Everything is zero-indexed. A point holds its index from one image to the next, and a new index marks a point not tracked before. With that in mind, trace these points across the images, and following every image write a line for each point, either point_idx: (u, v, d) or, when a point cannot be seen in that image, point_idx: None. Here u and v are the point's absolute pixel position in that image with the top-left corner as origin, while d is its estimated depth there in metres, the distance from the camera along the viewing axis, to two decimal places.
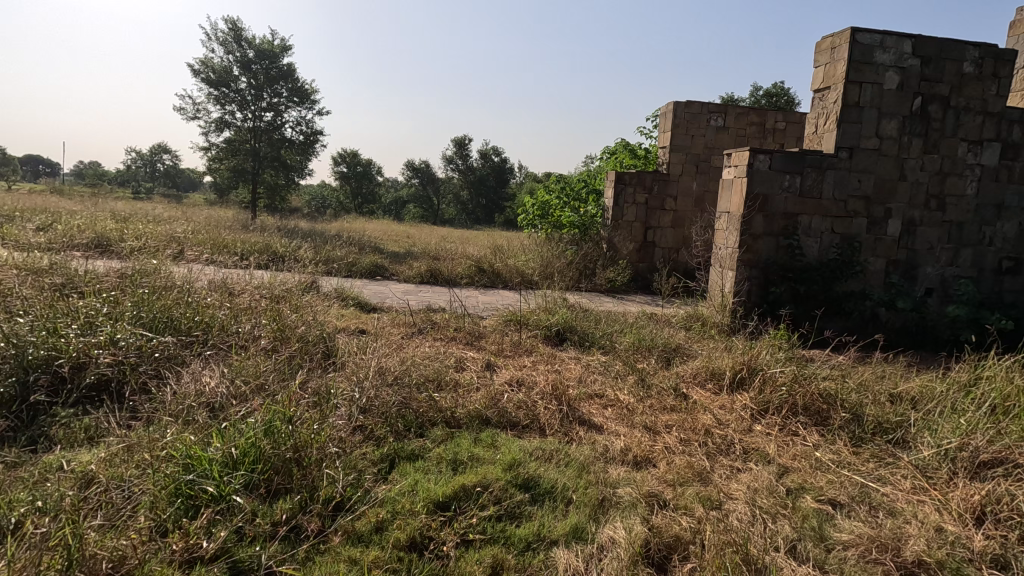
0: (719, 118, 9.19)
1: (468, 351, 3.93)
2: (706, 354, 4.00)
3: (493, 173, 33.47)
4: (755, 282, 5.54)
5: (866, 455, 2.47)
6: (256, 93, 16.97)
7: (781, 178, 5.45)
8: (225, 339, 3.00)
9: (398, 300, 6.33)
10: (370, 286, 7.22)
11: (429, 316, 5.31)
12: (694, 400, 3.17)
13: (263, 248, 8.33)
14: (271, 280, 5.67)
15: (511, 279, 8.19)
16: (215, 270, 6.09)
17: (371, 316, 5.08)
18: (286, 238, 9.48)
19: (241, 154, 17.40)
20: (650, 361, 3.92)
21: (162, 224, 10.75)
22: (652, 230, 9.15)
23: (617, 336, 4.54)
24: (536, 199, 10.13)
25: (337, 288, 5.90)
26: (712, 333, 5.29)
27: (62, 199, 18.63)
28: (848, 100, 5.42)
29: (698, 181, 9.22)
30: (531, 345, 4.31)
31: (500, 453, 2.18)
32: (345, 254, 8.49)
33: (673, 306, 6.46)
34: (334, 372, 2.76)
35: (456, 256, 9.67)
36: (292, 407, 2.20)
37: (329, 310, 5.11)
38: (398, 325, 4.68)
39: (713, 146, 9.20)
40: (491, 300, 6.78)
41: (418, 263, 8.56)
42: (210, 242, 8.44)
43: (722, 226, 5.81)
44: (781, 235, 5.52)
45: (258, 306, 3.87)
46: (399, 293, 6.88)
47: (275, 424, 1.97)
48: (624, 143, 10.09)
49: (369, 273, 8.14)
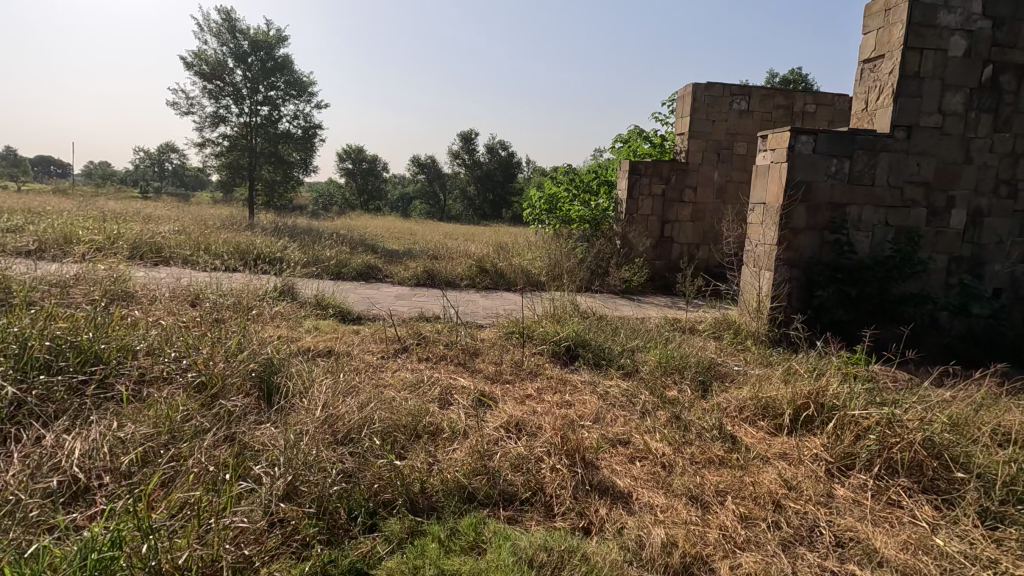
0: (743, 101, 8.37)
1: (458, 377, 3.22)
2: (750, 379, 3.25)
3: (501, 168, 32.66)
4: (797, 284, 4.77)
5: (1012, 546, 1.73)
6: (252, 86, 16.32)
7: (827, 162, 4.66)
8: (138, 375, 2.36)
9: (387, 308, 5.65)
10: (358, 290, 6.54)
11: (419, 327, 4.60)
12: (747, 447, 2.45)
13: (245, 248, 7.68)
14: (241, 288, 5.00)
15: (515, 280, 7.48)
16: (183, 277, 5.44)
17: (351, 328, 4.39)
18: (273, 236, 8.83)
19: (237, 150, 16.80)
20: (683, 387, 3.19)
21: (145, 224, 10.14)
22: (670, 224, 8.39)
23: (638, 353, 3.82)
24: (543, 192, 9.41)
25: (317, 295, 5.22)
26: (748, 345, 4.55)
27: (57, 199, 18.11)
28: (906, 70, 4.62)
29: (720, 171, 8.44)
30: (536, 366, 3.59)
31: (484, 565, 1.48)
32: (335, 254, 7.82)
33: (698, 311, 5.71)
34: (268, 423, 2.07)
35: (456, 255, 8.96)
36: (162, 504, 1.51)
37: (304, 322, 4.44)
38: (380, 341, 3.99)
39: (736, 131, 8.40)
40: (492, 306, 6.09)
41: (414, 264, 7.87)
42: (190, 243, 7.79)
43: (755, 219, 5.05)
44: (826, 230, 4.73)
45: (202, 324, 3.18)
46: (390, 299, 6.18)
47: (114, 552, 1.27)
48: (638, 130, 9.29)
49: (360, 276, 7.46)
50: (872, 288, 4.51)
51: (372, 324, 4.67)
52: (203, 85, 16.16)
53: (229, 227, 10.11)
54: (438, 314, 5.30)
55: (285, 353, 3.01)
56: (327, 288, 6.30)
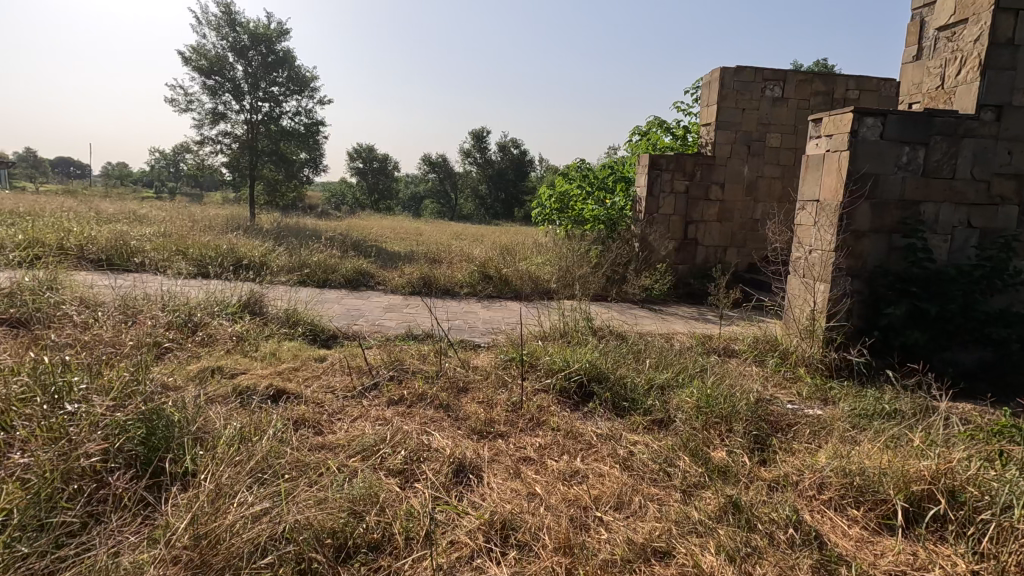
0: (777, 87, 7.49)
1: (435, 431, 2.45)
2: (821, 443, 2.46)
3: (513, 167, 31.88)
4: (860, 299, 3.93)
5: None
6: (252, 82, 15.73)
7: (897, 151, 3.81)
8: None
9: (372, 324, 4.90)
10: (343, 301, 5.81)
11: (401, 351, 3.85)
12: (846, 558, 1.68)
13: (223, 251, 6.98)
14: (196, 304, 4.28)
15: (522, 289, 6.73)
16: (137, 288, 4.75)
17: (318, 352, 3.64)
18: (258, 237, 8.12)
19: (236, 148, 16.19)
20: (733, 448, 2.39)
21: (129, 225, 9.50)
22: (694, 225, 7.58)
23: (669, 392, 3.02)
24: (553, 190, 8.60)
25: (287, 309, 4.48)
26: (801, 375, 3.73)
27: (58, 198, 17.73)
28: (998, 36, 3.75)
29: (750, 165, 7.61)
30: (540, 409, 2.82)
31: None
32: (323, 257, 7.09)
33: (733, 326, 4.89)
34: (123, 554, 1.39)
35: (458, 258, 8.20)
36: None
37: (263, 345, 3.70)
38: (348, 373, 3.23)
39: (769, 121, 7.54)
40: (493, 320, 5.32)
41: (410, 269, 7.12)
42: (168, 246, 7.14)
43: (805, 220, 4.22)
44: (895, 233, 3.89)
45: (103, 363, 2.46)
46: (378, 312, 5.45)
47: None
48: (658, 121, 8.45)
49: (350, 284, 6.72)
50: (957, 305, 3.65)
51: (346, 348, 3.92)
52: (202, 80, 15.57)
53: (216, 228, 9.43)
54: (429, 332, 4.54)
55: (201, 405, 2.26)
56: (306, 300, 5.57)
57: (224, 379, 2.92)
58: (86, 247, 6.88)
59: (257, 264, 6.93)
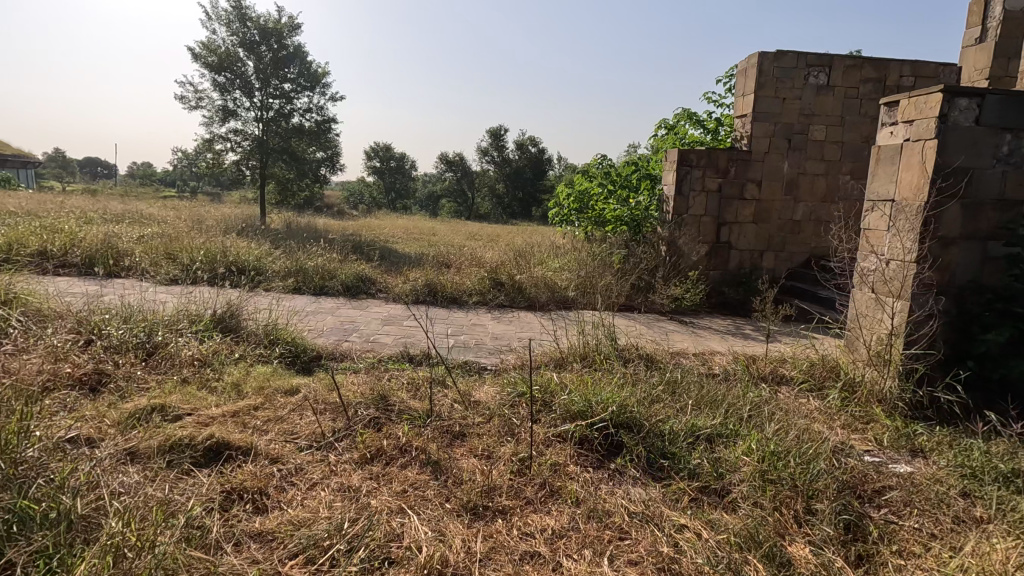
0: (822, 73, 6.73)
1: (414, 511, 1.85)
2: (940, 541, 1.80)
3: (530, 165, 31.18)
4: (946, 322, 3.23)
5: None
6: (263, 78, 15.37)
7: (997, 139, 3.10)
8: None
9: (364, 342, 4.32)
10: (338, 313, 5.25)
11: (389, 379, 3.25)
12: None
13: (215, 254, 6.48)
14: (161, 318, 3.74)
15: (537, 298, 6.11)
16: (104, 299, 4.25)
17: (290, 381, 3.07)
18: (256, 239, 7.63)
19: (247, 147, 15.85)
20: (817, 541, 1.75)
21: (128, 226, 9.11)
22: (728, 227, 6.89)
23: (719, 445, 2.38)
24: (572, 189, 7.94)
25: (266, 325, 3.93)
26: (874, 415, 3.06)
27: (72, 197, 17.61)
28: None
29: (791, 161, 6.87)
30: (553, 471, 2.20)
31: None
32: (321, 261, 6.56)
33: (782, 347, 4.21)
34: None
35: (468, 262, 7.61)
36: None
37: (227, 372, 3.14)
38: (319, 412, 2.65)
39: (812, 112, 6.79)
40: (502, 336, 4.71)
41: (415, 274, 6.55)
42: (157, 248, 6.67)
43: (875, 224, 3.52)
44: (992, 239, 3.18)
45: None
46: (375, 326, 4.88)
47: None
48: (687, 112, 7.69)
49: (348, 291, 6.16)
50: None
51: (327, 374, 3.34)
52: (212, 77, 15.24)
53: (216, 229, 8.98)
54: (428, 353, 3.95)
55: (99, 479, 1.69)
56: (295, 313, 5.03)
57: (162, 421, 2.36)
58: (71, 251, 6.45)
59: (250, 268, 6.42)
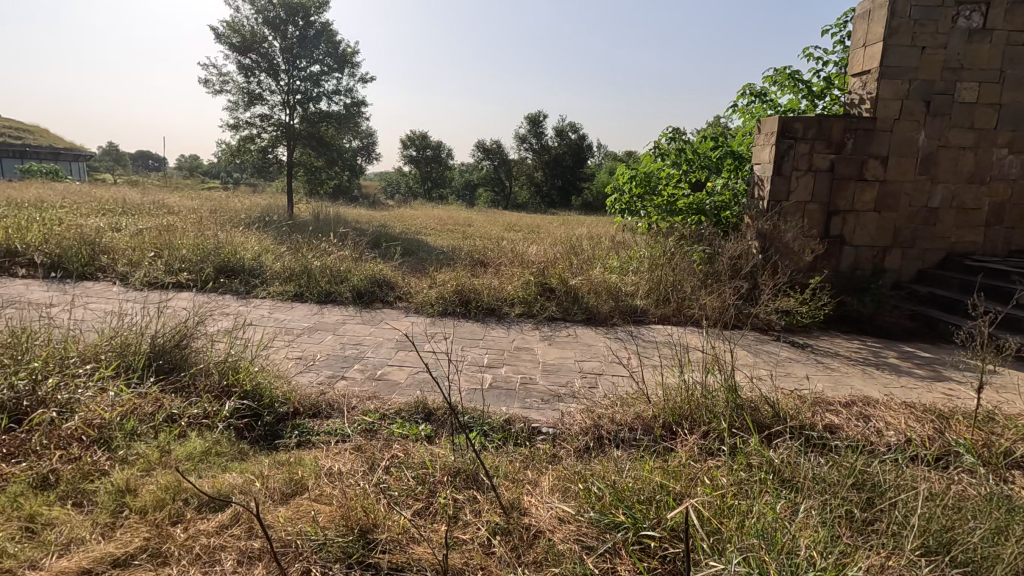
0: (975, 13, 5.08)
1: None
2: None
3: (570, 152, 29.55)
4: None
5: None
6: (289, 59, 14.38)
7: None
8: None
9: (367, 383, 3.09)
10: (341, 331, 4.04)
11: (386, 473, 2.00)
12: None
13: (204, 252, 5.38)
14: (70, 354, 2.59)
15: (596, 309, 4.79)
16: (18, 317, 3.14)
17: (220, 480, 1.85)
18: (260, 234, 6.52)
19: (272, 133, 14.91)
20: None
21: (128, 218, 8.16)
22: (841, 217, 5.39)
23: None
24: (635, 170, 6.53)
25: (223, 362, 2.73)
26: None
27: (99, 186, 17.10)
28: None
29: (928, 129, 5.28)
30: None
31: None
32: (329, 260, 5.37)
33: (988, 404, 2.78)
34: None
35: (509, 261, 6.32)
36: None
37: (127, 461, 1.95)
38: (241, 575, 1.42)
39: (960, 65, 5.17)
40: (557, 374, 3.39)
41: (443, 277, 5.29)
42: (138, 245, 5.60)
43: None
44: None
45: None
46: (387, 352, 3.65)
47: None
48: (789, 70, 6.07)
49: (360, 299, 4.95)
50: None
51: (291, 458, 2.11)
52: (237, 58, 14.33)
53: (222, 221, 7.95)
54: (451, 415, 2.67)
55: None
56: (285, 336, 3.84)
57: None
58: (40, 248, 5.45)
59: (244, 271, 5.29)
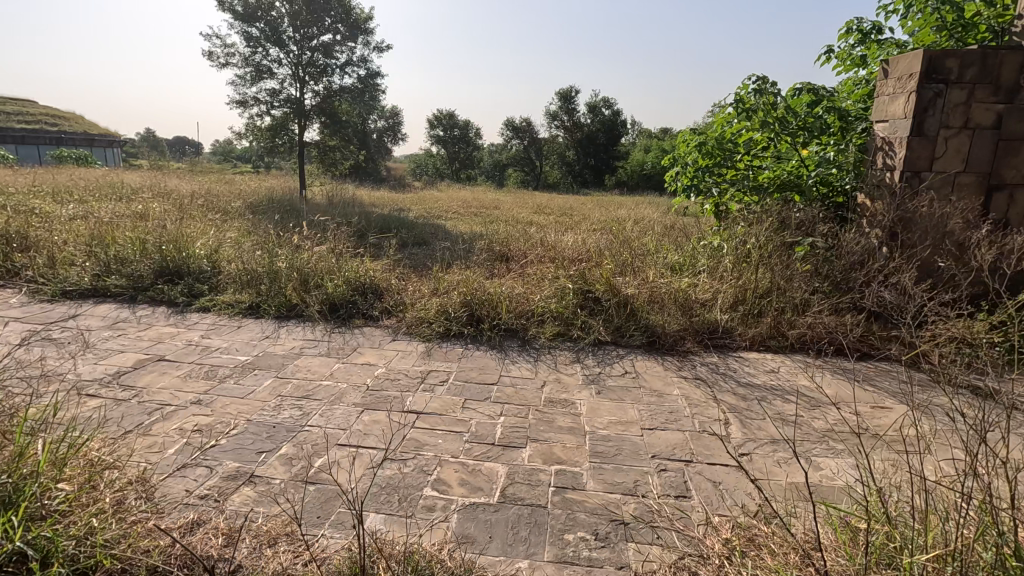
0: None
1: None
2: None
3: (604, 129, 27.61)
4: None
5: None
6: (298, 26, 13.05)
7: None
8: None
9: (287, 493, 1.78)
10: (289, 372, 2.74)
11: None
12: None
13: (142, 250, 4.16)
14: None
15: (659, 330, 3.38)
16: None
17: None
18: (231, 223, 5.28)
19: (283, 110, 13.71)
20: None
21: (101, 204, 7.07)
22: (1010, 193, 3.77)
23: None
24: (704, 135, 5.02)
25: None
26: None
27: (112, 170, 16.39)
28: None
29: None
30: None
31: None
32: (301, 258, 4.08)
33: None
34: None
35: (538, 256, 4.94)
36: None
37: None
38: None
39: None
40: (616, 465, 2.01)
41: (448, 280, 3.94)
42: (67, 239, 4.42)
43: None
44: None
45: None
46: (346, 414, 2.33)
47: None
48: None
49: (335, 314, 3.66)
50: None
51: None
52: (242, 27, 13.11)
53: (202, 207, 6.76)
54: None
55: None
56: (199, 382, 2.56)
57: None
58: None
59: (191, 274, 4.05)
